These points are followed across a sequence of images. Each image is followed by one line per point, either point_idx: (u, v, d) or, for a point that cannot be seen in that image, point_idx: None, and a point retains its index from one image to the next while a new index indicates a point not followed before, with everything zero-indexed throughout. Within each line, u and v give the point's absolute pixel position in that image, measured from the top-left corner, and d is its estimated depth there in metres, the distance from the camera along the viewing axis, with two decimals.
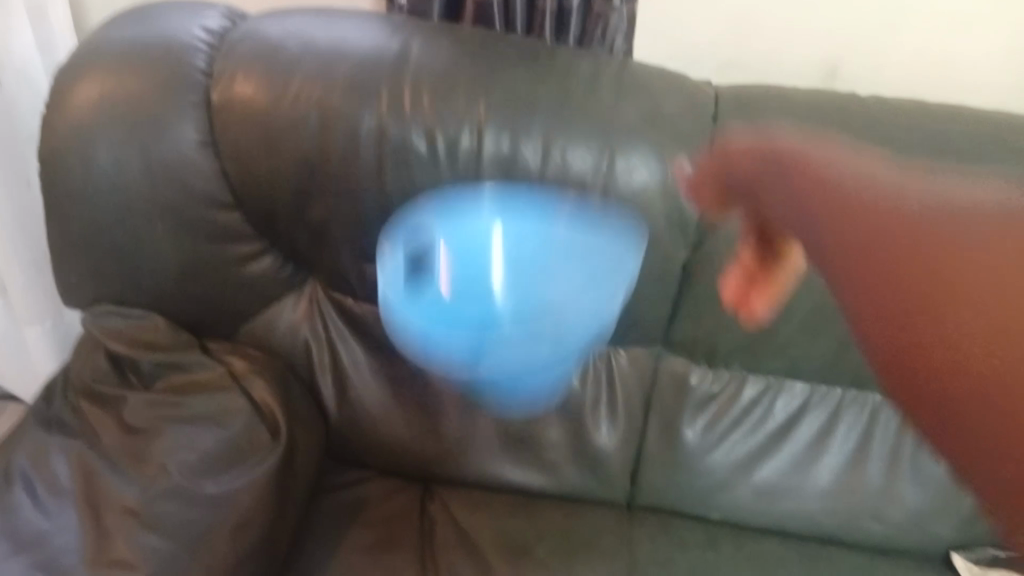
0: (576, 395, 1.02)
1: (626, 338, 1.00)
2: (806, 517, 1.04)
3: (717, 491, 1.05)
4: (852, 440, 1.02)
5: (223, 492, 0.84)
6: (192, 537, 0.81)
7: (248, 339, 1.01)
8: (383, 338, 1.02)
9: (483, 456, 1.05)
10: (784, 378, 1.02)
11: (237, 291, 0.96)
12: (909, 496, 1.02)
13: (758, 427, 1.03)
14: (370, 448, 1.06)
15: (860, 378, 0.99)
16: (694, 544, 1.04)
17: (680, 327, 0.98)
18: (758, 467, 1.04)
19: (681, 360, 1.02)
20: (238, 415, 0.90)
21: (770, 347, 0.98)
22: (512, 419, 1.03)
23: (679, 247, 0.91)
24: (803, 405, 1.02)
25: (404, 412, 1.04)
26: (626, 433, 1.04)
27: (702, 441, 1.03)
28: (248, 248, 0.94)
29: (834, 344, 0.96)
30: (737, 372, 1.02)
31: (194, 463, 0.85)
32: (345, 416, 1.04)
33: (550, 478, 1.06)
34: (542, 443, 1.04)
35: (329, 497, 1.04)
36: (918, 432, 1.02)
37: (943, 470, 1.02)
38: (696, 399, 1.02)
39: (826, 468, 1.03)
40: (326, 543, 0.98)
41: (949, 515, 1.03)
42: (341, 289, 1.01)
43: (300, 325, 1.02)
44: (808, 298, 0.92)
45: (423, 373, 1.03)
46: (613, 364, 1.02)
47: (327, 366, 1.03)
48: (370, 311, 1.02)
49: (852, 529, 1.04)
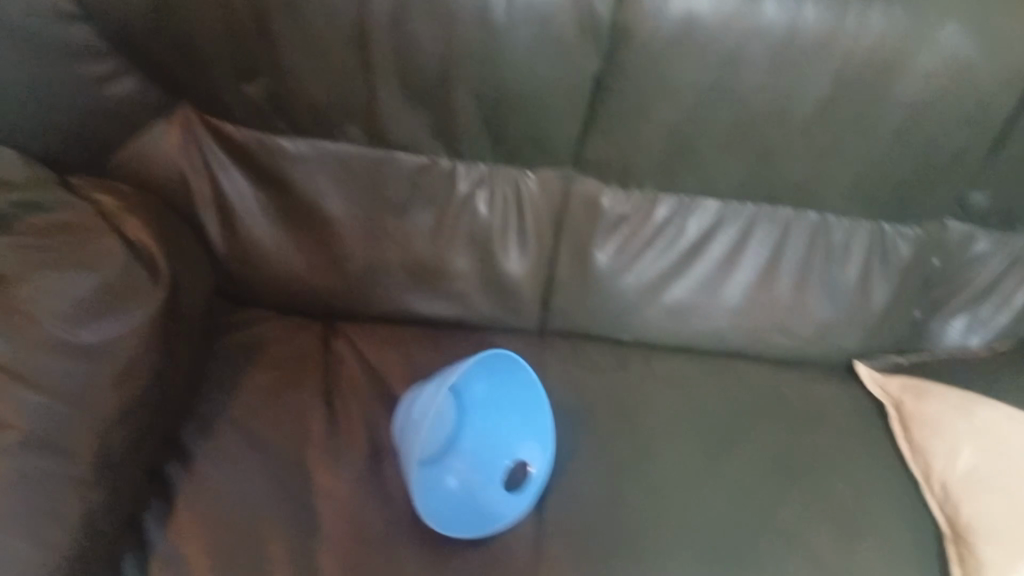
0: (483, 223, 0.97)
1: (536, 160, 0.94)
2: (715, 335, 1.05)
3: (630, 313, 1.03)
4: (763, 256, 1.01)
5: (102, 340, 0.78)
6: (71, 389, 0.74)
7: (119, 174, 0.92)
8: (269, 168, 0.93)
9: (387, 290, 1.00)
10: (699, 195, 0.98)
11: (97, 119, 0.87)
12: (816, 311, 1.03)
13: (671, 247, 1.00)
14: (266, 286, 0.99)
15: (776, 194, 0.96)
16: (605, 367, 1.03)
17: (592, 146, 0.92)
18: (670, 288, 1.02)
19: (593, 182, 0.97)
20: (109, 257, 0.81)
21: (686, 165, 0.93)
22: (417, 250, 0.98)
23: (591, 58, 0.83)
24: (716, 222, 1.00)
25: (299, 247, 0.97)
26: (537, 259, 1.00)
27: (614, 264, 1.00)
28: (102, 67, 0.84)
29: (752, 159, 0.92)
30: (650, 192, 0.98)
31: (69, 312, 0.77)
32: (234, 254, 0.97)
33: (460, 309, 1.02)
34: (449, 274, 0.99)
35: (222, 339, 0.97)
36: (830, 246, 1.01)
37: (853, 282, 1.02)
38: (608, 222, 0.98)
39: (736, 285, 1.02)
40: (223, 388, 0.92)
41: (855, 327, 1.04)
42: (217, 114, 0.91)
43: (173, 156, 0.92)
44: (727, 113, 0.87)
45: (317, 205, 0.95)
46: (522, 189, 0.97)
47: (208, 200, 0.94)
48: (252, 137, 0.92)
49: (759, 343, 1.05)
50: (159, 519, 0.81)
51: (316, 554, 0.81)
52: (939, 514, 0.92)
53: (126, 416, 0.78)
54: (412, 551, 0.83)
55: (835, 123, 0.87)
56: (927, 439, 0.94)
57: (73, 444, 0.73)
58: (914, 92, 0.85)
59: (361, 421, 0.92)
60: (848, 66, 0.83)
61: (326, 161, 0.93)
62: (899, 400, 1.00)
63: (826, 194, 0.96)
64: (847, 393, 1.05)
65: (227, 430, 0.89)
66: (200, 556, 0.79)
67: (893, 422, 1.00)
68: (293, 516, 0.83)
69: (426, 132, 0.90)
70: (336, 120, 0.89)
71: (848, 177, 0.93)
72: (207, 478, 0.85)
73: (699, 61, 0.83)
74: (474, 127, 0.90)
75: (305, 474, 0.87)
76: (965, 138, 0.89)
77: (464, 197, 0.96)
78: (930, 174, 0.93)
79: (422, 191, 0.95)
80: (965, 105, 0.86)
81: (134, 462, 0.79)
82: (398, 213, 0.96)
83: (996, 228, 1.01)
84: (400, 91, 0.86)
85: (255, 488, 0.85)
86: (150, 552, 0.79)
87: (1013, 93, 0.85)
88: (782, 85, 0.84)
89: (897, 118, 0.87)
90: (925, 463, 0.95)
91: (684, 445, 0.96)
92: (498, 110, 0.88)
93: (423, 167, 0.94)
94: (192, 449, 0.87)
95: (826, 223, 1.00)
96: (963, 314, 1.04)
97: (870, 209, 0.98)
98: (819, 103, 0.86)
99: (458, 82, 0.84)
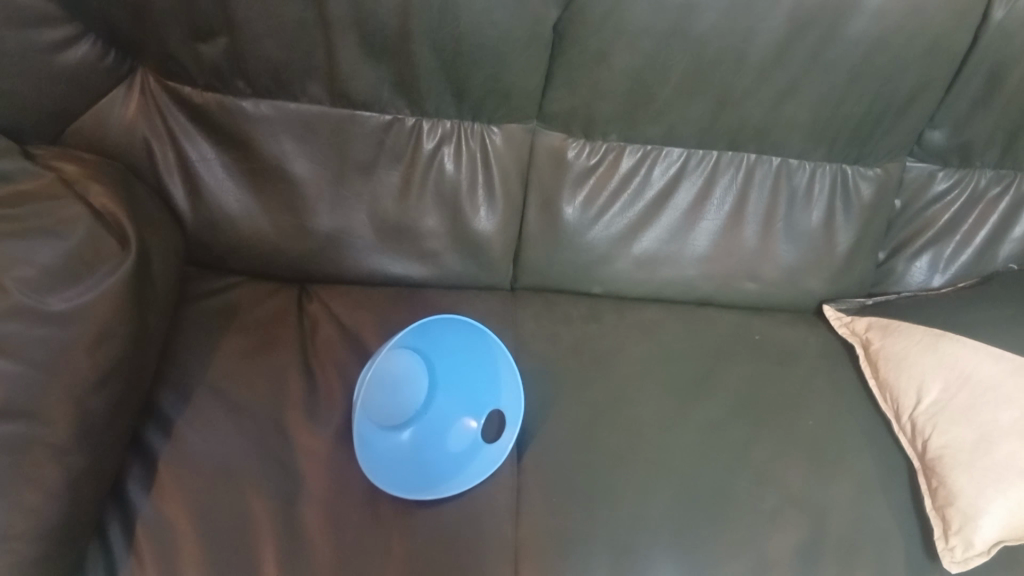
0: (451, 179, 0.98)
1: (499, 114, 0.95)
2: (684, 283, 1.07)
3: (599, 265, 1.05)
4: (729, 203, 1.02)
5: (73, 307, 0.77)
6: (44, 356, 0.75)
7: (80, 143, 0.92)
8: (232, 131, 0.93)
9: (358, 251, 1.01)
10: (663, 143, 0.99)
11: (55, 85, 0.87)
12: (782, 255, 1.05)
13: (637, 198, 1.01)
14: (237, 252, 1.00)
15: (738, 140, 0.98)
16: (578, 319, 1.04)
17: (554, 98, 0.93)
18: (638, 238, 1.03)
19: (558, 135, 0.98)
20: (77, 225, 0.81)
21: (648, 114, 0.95)
22: (385, 209, 0.99)
23: (550, 6, 0.84)
24: (681, 171, 1.01)
25: (269, 211, 0.98)
26: (505, 214, 1.01)
27: (582, 217, 1.02)
28: (59, 32, 0.84)
29: (712, 105, 0.93)
30: (615, 142, 0.99)
31: (35, 278, 0.76)
32: (201, 221, 0.97)
33: (431, 267, 1.03)
34: (419, 232, 1.00)
35: (195, 306, 0.97)
36: (794, 189, 1.02)
37: (817, 224, 1.04)
38: (575, 174, 1.00)
39: (703, 234, 1.04)
40: (197, 353, 0.92)
41: (821, 269, 1.06)
42: (176, 77, 0.91)
43: (135, 122, 0.93)
44: (686, 58, 0.88)
45: (283, 167, 0.95)
46: (487, 144, 0.97)
47: (174, 166, 0.95)
48: (214, 100, 0.92)
49: (728, 288, 1.07)
50: (141, 484, 0.81)
51: (298, 511, 0.82)
52: (910, 450, 0.93)
53: (103, 380, 0.78)
54: (391, 502, 0.84)
55: (792, 64, 0.89)
56: (898, 376, 0.96)
57: (49, 410, 0.73)
58: (869, 30, 0.85)
59: (338, 379, 0.93)
60: (803, 4, 0.83)
61: (290, 123, 0.93)
62: (866, 339, 1.02)
63: (787, 137, 0.97)
64: (816, 335, 1.07)
65: (204, 394, 0.89)
66: (186, 519, 0.79)
67: (862, 361, 1.03)
68: (277, 477, 0.84)
69: (388, 88, 0.91)
70: (297, 78, 0.90)
71: (808, 119, 0.95)
72: (187, 442, 0.85)
73: (653, 6, 0.83)
74: (436, 81, 0.90)
75: (285, 434, 0.87)
76: (920, 75, 0.90)
77: (430, 153, 0.97)
78: (887, 113, 0.94)
79: (387, 149, 0.96)
80: (921, 43, 0.87)
81: (113, 428, 0.79)
82: (364, 173, 0.97)
83: (956, 165, 1.03)
84: (359, 46, 0.86)
85: (235, 449, 0.85)
86: (134, 517, 0.79)
87: (966, 28, 0.86)
88: (737, 26, 0.85)
89: (852, 58, 0.88)
90: (894, 399, 0.96)
91: (657, 390, 0.97)
92: (459, 63, 0.88)
93: (387, 125, 0.95)
94: (170, 414, 0.87)
95: (789, 166, 1.01)
96: (927, 253, 1.07)
97: (831, 152, 1.00)
98: (775, 46, 0.87)
99: (417, 36, 0.85)
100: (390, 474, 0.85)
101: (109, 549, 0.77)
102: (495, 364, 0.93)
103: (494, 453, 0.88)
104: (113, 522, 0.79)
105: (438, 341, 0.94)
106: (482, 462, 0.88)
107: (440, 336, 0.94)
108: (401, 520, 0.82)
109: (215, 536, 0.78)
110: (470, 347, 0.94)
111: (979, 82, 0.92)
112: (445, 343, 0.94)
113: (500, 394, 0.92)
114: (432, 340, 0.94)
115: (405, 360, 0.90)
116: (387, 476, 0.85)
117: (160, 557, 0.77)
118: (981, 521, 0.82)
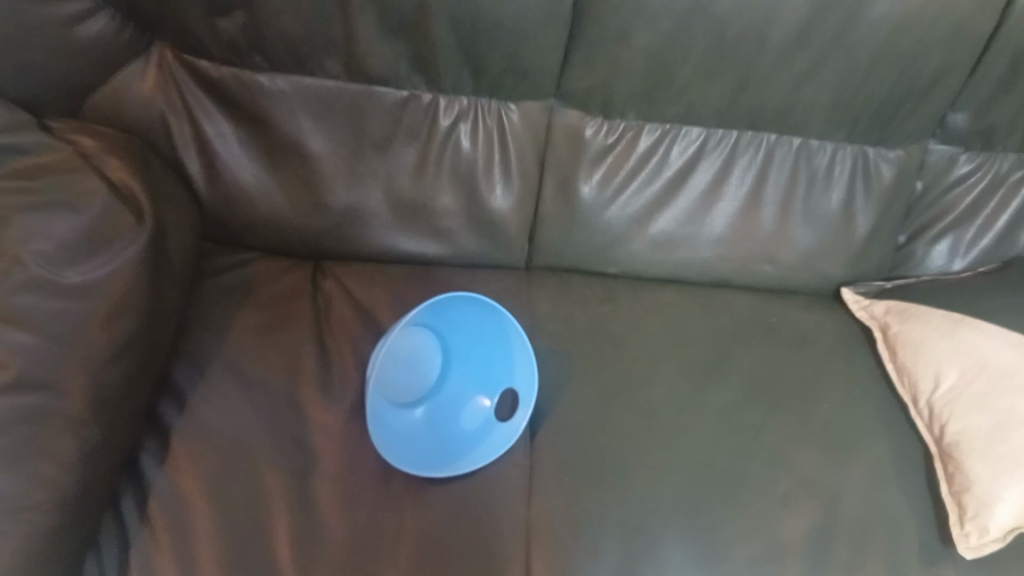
0: (467, 157, 0.97)
1: (517, 92, 0.94)
2: (700, 264, 1.06)
3: (615, 246, 1.04)
4: (747, 184, 1.01)
5: (88, 281, 0.78)
6: (61, 329, 0.75)
7: (97, 117, 0.93)
8: (249, 107, 0.93)
9: (373, 229, 1.00)
10: (682, 123, 0.98)
11: (73, 60, 0.87)
12: (801, 237, 1.04)
13: (654, 178, 1.01)
14: (253, 227, 1.00)
15: (758, 120, 0.97)
16: (593, 299, 1.04)
17: (572, 76, 0.92)
18: (654, 219, 1.03)
19: (575, 113, 0.97)
20: (94, 200, 0.81)
21: (668, 93, 0.94)
22: (401, 186, 0.98)
23: None
24: (699, 151, 1.00)
25: (285, 187, 0.97)
26: (521, 193, 1.00)
27: (598, 197, 1.01)
28: (76, 6, 0.84)
29: (731, 85, 0.92)
30: (633, 122, 0.98)
31: (52, 252, 0.77)
32: (217, 196, 0.97)
33: (446, 245, 1.03)
34: (434, 211, 1.00)
35: (210, 282, 0.97)
36: (813, 170, 1.01)
37: (836, 207, 1.02)
38: (592, 153, 0.99)
39: (720, 215, 1.03)
40: (212, 328, 0.93)
41: (839, 252, 1.05)
42: (192, 51, 0.91)
43: (153, 96, 0.93)
44: (706, 37, 0.87)
45: (300, 143, 0.95)
46: (504, 121, 0.97)
47: (190, 141, 0.95)
48: (230, 75, 0.92)
49: (745, 270, 1.06)
50: (156, 459, 0.82)
51: (312, 487, 0.82)
52: (926, 435, 0.93)
53: (118, 354, 0.78)
54: (404, 479, 0.84)
55: (814, 44, 0.87)
56: (915, 361, 0.95)
57: (65, 383, 0.74)
58: (895, 9, 0.84)
59: (352, 356, 0.93)
60: None
61: (307, 98, 0.93)
62: (884, 323, 1.01)
63: (807, 118, 0.96)
64: (833, 319, 1.06)
65: (219, 369, 0.89)
66: (200, 492, 0.80)
67: (879, 345, 1.02)
68: (291, 453, 0.84)
69: (405, 64, 0.90)
70: (314, 54, 0.89)
71: (829, 100, 0.93)
72: (202, 416, 0.85)
73: None
74: (453, 58, 0.89)
75: (298, 410, 0.87)
76: (944, 57, 0.89)
77: (447, 130, 0.96)
78: (910, 95, 0.93)
79: (403, 126, 0.95)
80: (947, 24, 0.85)
81: (128, 401, 0.79)
82: (381, 150, 0.96)
83: (979, 148, 1.01)
84: (376, 22, 0.85)
85: (249, 424, 0.85)
86: (149, 491, 0.80)
87: (992, 9, 0.85)
88: (758, 5, 0.84)
89: (876, 39, 0.87)
90: (911, 383, 0.96)
91: (672, 372, 0.97)
92: (477, 40, 0.87)
93: (404, 102, 0.94)
94: (185, 388, 0.87)
95: (809, 148, 1.00)
96: (948, 238, 1.05)
97: (853, 133, 0.98)
98: (798, 25, 0.85)
99: (435, 11, 0.84)
100: (399, 449, 0.85)
101: (124, 522, 0.78)
102: (510, 342, 0.93)
103: (506, 432, 0.88)
104: (128, 494, 0.80)
105: (452, 318, 0.94)
106: (494, 442, 0.88)
107: (454, 314, 0.94)
108: (414, 498, 0.83)
109: (229, 511, 0.79)
110: (484, 327, 0.94)
111: (1005, 66, 0.91)
112: (461, 321, 0.94)
113: (514, 374, 0.92)
114: (445, 319, 0.93)
115: (415, 338, 0.90)
116: (397, 451, 0.85)
117: (175, 530, 0.77)
118: (996, 508, 0.82)
